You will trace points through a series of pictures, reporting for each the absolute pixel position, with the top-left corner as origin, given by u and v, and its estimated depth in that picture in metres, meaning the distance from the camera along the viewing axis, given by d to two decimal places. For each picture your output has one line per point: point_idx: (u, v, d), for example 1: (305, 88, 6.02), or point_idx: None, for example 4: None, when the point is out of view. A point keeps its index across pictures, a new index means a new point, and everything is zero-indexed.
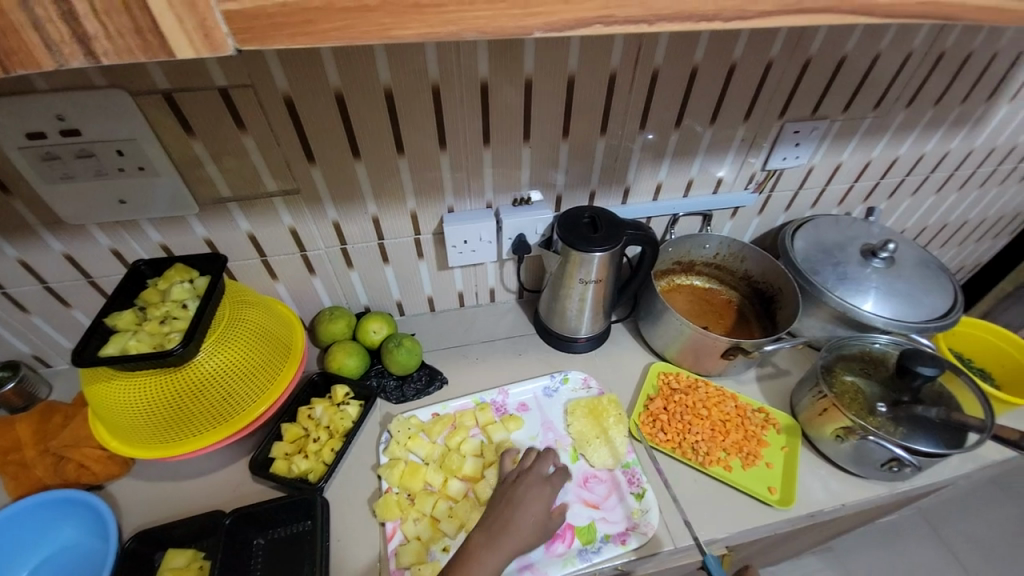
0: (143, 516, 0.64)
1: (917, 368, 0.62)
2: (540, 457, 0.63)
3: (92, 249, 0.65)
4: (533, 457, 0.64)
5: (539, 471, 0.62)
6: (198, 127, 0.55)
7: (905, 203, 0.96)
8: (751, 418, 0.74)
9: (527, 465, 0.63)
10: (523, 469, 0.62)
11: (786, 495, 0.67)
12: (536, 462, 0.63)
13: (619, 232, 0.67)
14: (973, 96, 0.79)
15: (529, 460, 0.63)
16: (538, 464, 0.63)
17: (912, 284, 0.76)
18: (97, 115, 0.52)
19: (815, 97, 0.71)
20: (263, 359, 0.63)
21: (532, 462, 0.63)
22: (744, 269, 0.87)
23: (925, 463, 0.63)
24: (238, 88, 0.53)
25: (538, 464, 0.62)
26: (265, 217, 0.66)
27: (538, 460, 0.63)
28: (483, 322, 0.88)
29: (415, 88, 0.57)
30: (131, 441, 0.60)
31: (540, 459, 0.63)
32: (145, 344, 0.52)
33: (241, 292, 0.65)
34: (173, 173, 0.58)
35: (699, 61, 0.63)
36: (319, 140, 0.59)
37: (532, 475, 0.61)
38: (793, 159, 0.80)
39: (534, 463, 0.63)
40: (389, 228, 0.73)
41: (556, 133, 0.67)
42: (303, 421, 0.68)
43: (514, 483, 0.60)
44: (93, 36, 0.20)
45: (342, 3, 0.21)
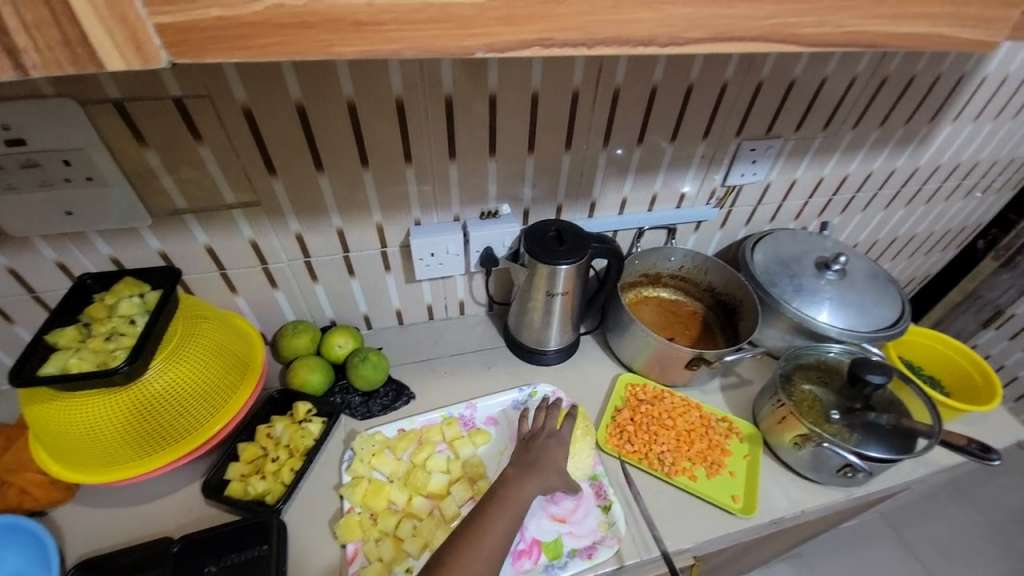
0: (87, 544, 0.61)
1: (866, 376, 0.64)
2: (548, 412, 0.70)
3: (36, 263, 0.62)
4: (543, 414, 0.70)
5: (552, 425, 0.68)
6: (151, 138, 0.54)
7: (856, 218, 1.01)
8: (715, 427, 0.76)
9: (543, 423, 0.68)
10: (540, 428, 0.68)
11: (748, 503, 0.68)
12: (549, 416, 0.69)
13: (584, 245, 0.68)
14: (914, 118, 0.84)
15: (543, 419, 0.69)
16: (550, 421, 0.69)
17: (863, 295, 0.80)
18: (42, 124, 0.50)
19: (768, 117, 0.75)
20: (219, 376, 0.61)
21: (548, 420, 0.69)
22: (707, 282, 0.89)
23: (877, 468, 0.65)
24: (194, 98, 0.51)
25: (549, 418, 0.69)
26: (224, 230, 0.65)
27: (550, 416, 0.69)
28: (453, 335, 0.88)
29: (379, 102, 0.57)
30: (72, 466, 0.57)
31: (550, 415, 0.69)
32: (88, 363, 0.50)
33: (196, 306, 0.63)
34: (124, 184, 0.56)
35: (658, 80, 0.65)
36: (281, 151, 0.58)
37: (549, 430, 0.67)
38: (751, 176, 0.83)
39: (545, 419, 0.69)
40: (355, 241, 0.72)
41: (523, 148, 0.68)
42: (261, 440, 0.66)
43: (536, 442, 0.65)
44: (19, 48, 0.19)
45: (280, 19, 0.21)
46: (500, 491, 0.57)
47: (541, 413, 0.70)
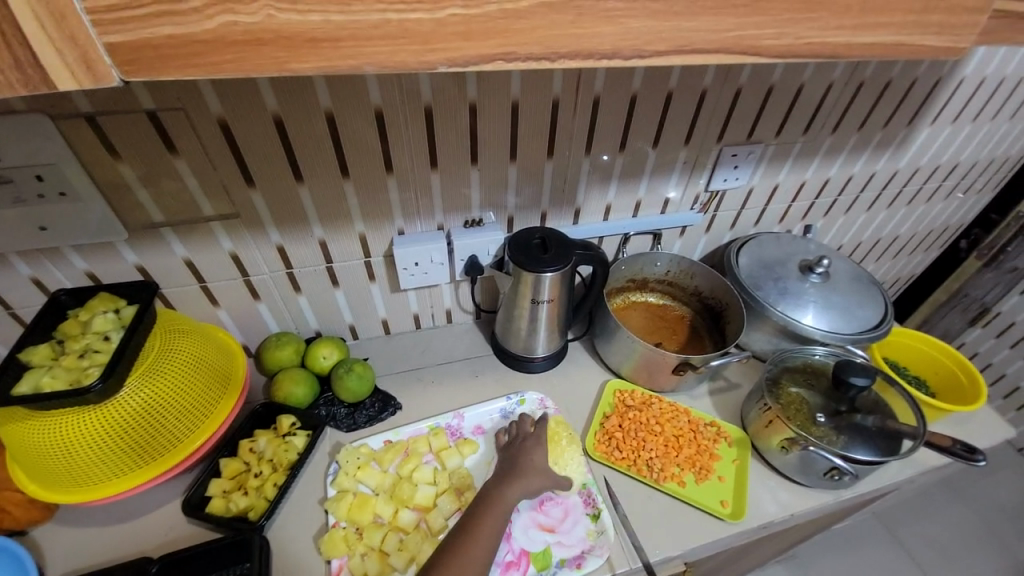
0: (66, 564, 0.59)
1: (850, 378, 0.64)
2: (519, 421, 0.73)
3: (11, 279, 0.61)
4: (516, 423, 0.73)
5: (526, 431, 0.71)
6: (125, 151, 0.53)
7: (839, 221, 1.02)
8: (703, 432, 0.76)
9: (519, 430, 0.72)
10: (516, 436, 0.71)
11: (737, 508, 0.68)
12: (523, 423, 0.73)
13: (568, 252, 0.68)
14: (893, 121, 0.85)
15: (518, 427, 0.72)
16: (524, 427, 0.72)
17: (846, 298, 0.80)
18: (12, 139, 0.49)
19: (748, 122, 0.75)
20: (198, 391, 0.60)
21: (524, 426, 0.72)
22: (694, 286, 0.89)
23: (863, 471, 0.65)
24: (168, 111, 0.51)
25: (522, 426, 0.72)
26: (204, 243, 0.64)
27: (524, 423, 0.73)
28: (440, 343, 0.87)
29: (357, 113, 0.57)
30: (47, 487, 0.56)
31: (523, 421, 0.73)
32: (60, 381, 0.49)
33: (175, 320, 0.62)
34: (99, 198, 0.55)
35: (638, 88, 0.65)
36: (259, 163, 0.58)
37: (526, 436, 0.70)
38: (733, 180, 0.84)
39: (519, 427, 0.72)
40: (338, 251, 0.71)
41: (504, 157, 0.68)
42: (244, 455, 0.65)
43: (515, 448, 0.68)
44: None
45: (233, 36, 0.21)
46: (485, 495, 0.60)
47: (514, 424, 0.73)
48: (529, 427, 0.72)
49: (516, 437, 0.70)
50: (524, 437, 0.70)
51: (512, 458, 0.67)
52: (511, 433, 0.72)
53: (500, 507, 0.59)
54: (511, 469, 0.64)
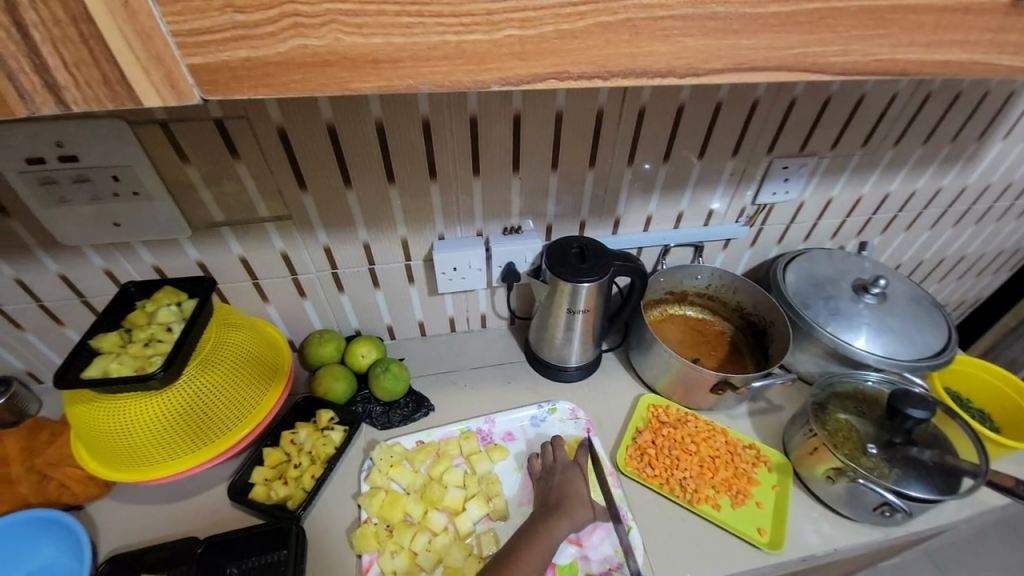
0: (119, 539, 0.64)
1: (907, 410, 0.60)
2: (554, 446, 0.71)
3: (86, 269, 0.66)
4: (550, 448, 0.71)
5: (562, 458, 0.69)
6: (192, 154, 0.57)
7: (899, 238, 0.96)
8: (741, 454, 0.73)
9: (554, 457, 0.69)
10: (553, 463, 0.69)
11: (776, 537, 0.65)
12: (557, 449, 0.70)
13: (606, 263, 0.68)
14: (961, 135, 0.79)
15: (552, 453, 0.70)
16: (560, 454, 0.69)
17: (905, 321, 0.75)
18: (95, 142, 0.54)
19: (803, 133, 0.72)
20: (247, 382, 0.63)
21: (558, 453, 0.70)
22: (736, 301, 0.86)
23: (918, 509, 0.61)
24: (233, 119, 0.54)
25: (558, 452, 0.69)
26: (257, 242, 0.68)
27: (561, 449, 0.70)
28: (473, 348, 0.88)
29: (406, 121, 0.59)
30: (109, 464, 0.60)
31: (557, 448, 0.70)
32: (127, 367, 0.52)
33: (228, 314, 0.66)
34: (165, 197, 0.59)
35: (686, 98, 0.64)
36: (312, 168, 0.61)
37: (561, 465, 0.68)
38: (783, 194, 0.80)
39: (554, 454, 0.70)
40: (380, 254, 0.74)
41: (546, 165, 0.68)
42: (285, 446, 0.68)
43: (555, 478, 0.66)
44: (62, 85, 0.21)
45: (301, 58, 0.22)
46: (525, 541, 0.59)
47: (548, 448, 0.71)
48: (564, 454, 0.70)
49: (551, 465, 0.68)
50: (561, 466, 0.68)
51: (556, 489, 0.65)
52: (546, 458, 0.70)
53: (527, 549, 0.58)
54: (540, 508, 0.63)
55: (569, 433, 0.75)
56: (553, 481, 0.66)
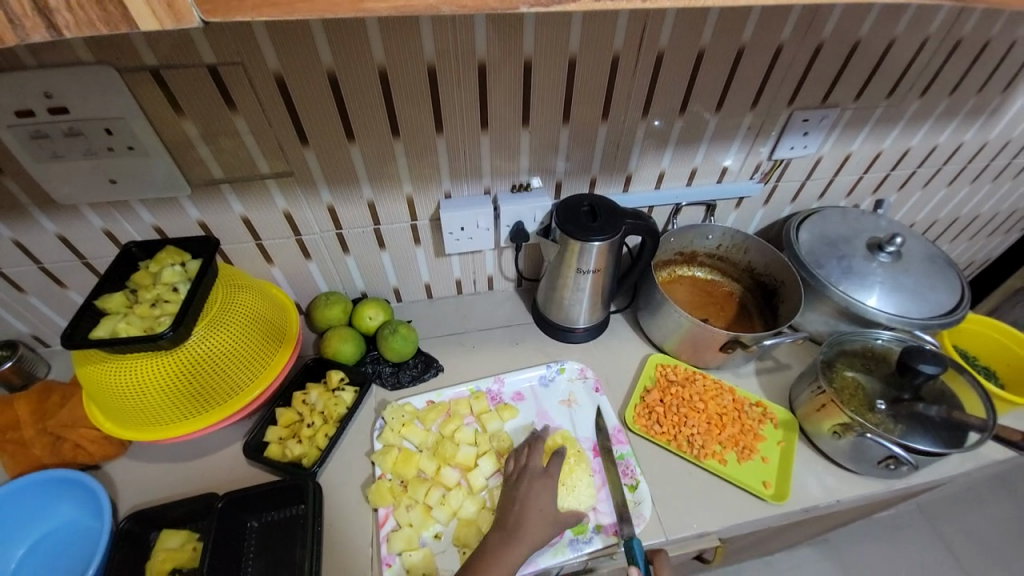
0: (140, 496, 0.65)
1: (918, 366, 0.60)
2: (530, 449, 0.66)
3: (84, 230, 0.64)
4: (525, 450, 0.66)
5: (535, 465, 0.64)
6: (188, 106, 0.54)
7: (915, 196, 0.93)
8: (748, 412, 0.74)
9: (526, 461, 0.65)
10: (523, 466, 0.64)
11: (781, 489, 0.66)
12: (531, 454, 0.65)
13: (618, 222, 0.66)
14: (989, 86, 0.76)
15: (527, 456, 0.65)
16: (533, 460, 0.65)
17: (918, 280, 0.74)
18: (84, 93, 0.51)
19: (826, 83, 0.69)
20: (257, 344, 0.63)
21: (534, 458, 0.65)
22: (747, 261, 0.85)
23: (923, 462, 0.62)
24: (227, 66, 0.51)
25: (531, 457, 0.65)
26: (259, 201, 0.66)
27: (536, 454, 0.65)
28: (481, 310, 0.87)
29: (410, 68, 0.55)
30: (124, 424, 0.60)
31: (533, 451, 0.66)
32: (135, 327, 0.52)
33: (234, 275, 0.65)
34: (163, 153, 0.57)
35: (706, 43, 0.60)
36: (313, 122, 0.58)
37: (529, 470, 0.63)
38: (801, 149, 0.77)
39: (528, 458, 0.65)
40: (385, 213, 0.72)
41: (557, 119, 0.65)
42: (298, 406, 0.69)
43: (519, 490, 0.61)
44: (50, 6, 0.19)
45: None
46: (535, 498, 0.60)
47: (524, 448, 0.67)
48: (539, 460, 0.65)
49: (517, 468, 0.64)
50: (529, 471, 0.63)
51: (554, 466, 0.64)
52: (518, 461, 0.65)
53: (537, 503, 0.59)
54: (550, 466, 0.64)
55: (578, 392, 0.76)
56: (512, 488, 0.62)
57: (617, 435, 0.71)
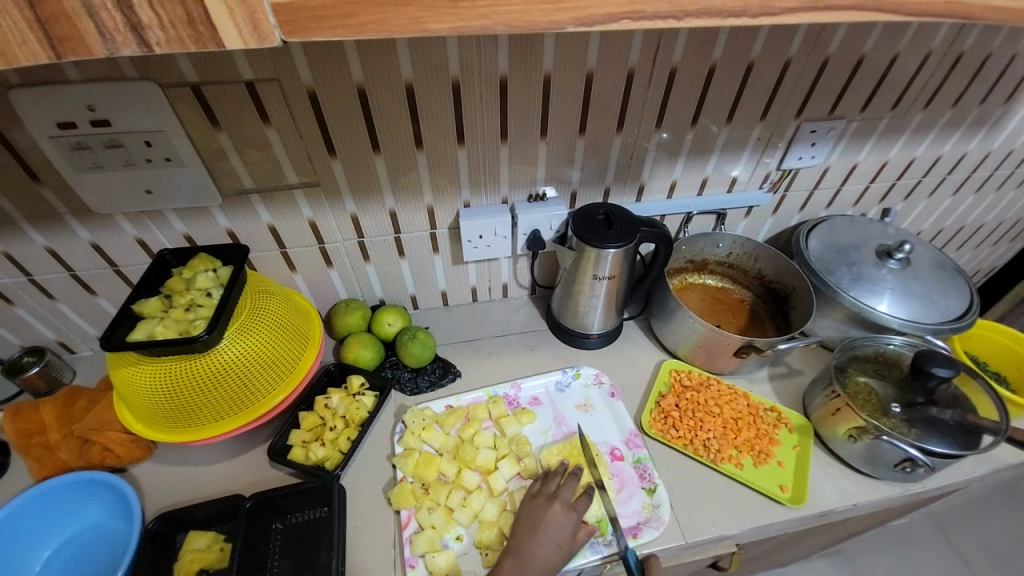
0: (165, 499, 0.66)
1: (931, 369, 0.62)
2: (563, 480, 0.63)
3: (117, 238, 0.67)
4: (557, 480, 0.63)
5: (565, 495, 0.61)
6: (224, 119, 0.57)
7: (920, 205, 0.95)
8: (763, 417, 0.75)
9: (555, 488, 0.62)
10: (547, 485, 0.63)
11: (798, 493, 0.67)
12: (564, 485, 0.62)
13: (633, 229, 0.68)
14: (991, 99, 0.78)
15: (557, 484, 0.63)
16: (564, 490, 0.62)
17: (927, 285, 0.76)
18: (126, 107, 0.53)
19: (833, 96, 0.71)
20: (283, 348, 0.64)
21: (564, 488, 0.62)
22: (757, 269, 0.86)
23: (939, 464, 0.62)
24: (263, 81, 0.54)
25: (563, 489, 0.61)
26: (286, 209, 0.68)
27: (569, 488, 0.62)
28: (496, 317, 0.89)
29: (434, 82, 0.58)
30: (153, 425, 0.62)
31: (565, 484, 0.62)
32: (171, 331, 0.54)
33: (262, 282, 0.67)
34: (198, 164, 0.60)
35: (717, 58, 0.63)
36: (341, 133, 0.60)
37: (558, 499, 0.60)
38: (809, 159, 0.80)
39: (558, 487, 0.62)
40: (405, 222, 0.74)
41: (573, 131, 0.67)
42: (320, 410, 0.70)
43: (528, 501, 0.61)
44: (145, 25, 0.21)
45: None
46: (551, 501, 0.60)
47: (556, 477, 0.64)
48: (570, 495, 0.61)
49: (543, 491, 0.62)
50: (558, 500, 0.60)
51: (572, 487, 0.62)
52: (546, 484, 0.63)
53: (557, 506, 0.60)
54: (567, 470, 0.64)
55: (593, 396, 0.77)
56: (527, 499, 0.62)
57: (634, 439, 0.72)
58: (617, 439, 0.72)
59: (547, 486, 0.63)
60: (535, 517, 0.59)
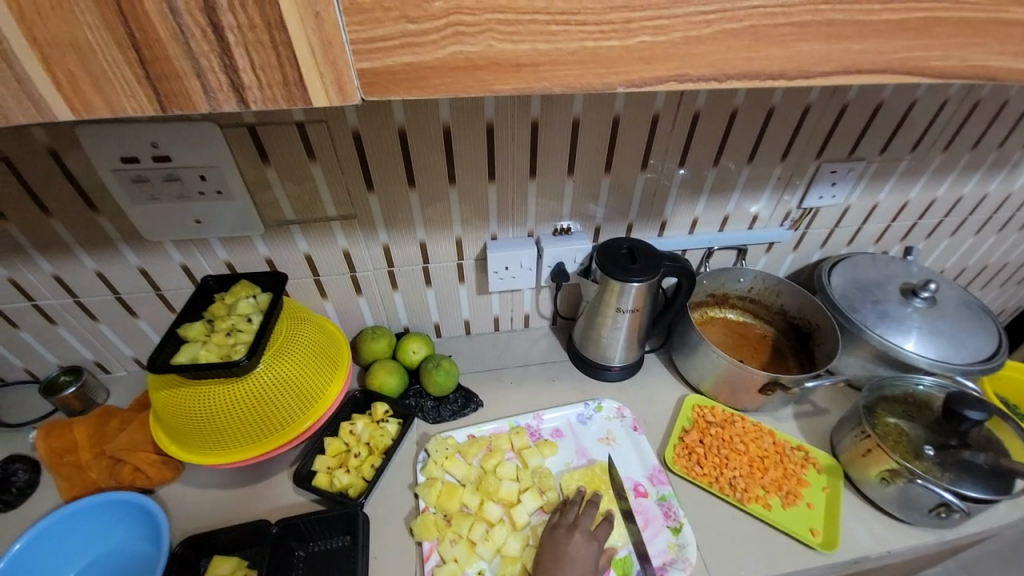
0: (191, 522, 0.67)
1: (963, 412, 0.61)
2: (582, 509, 0.64)
3: (163, 263, 0.70)
4: (575, 509, 0.65)
5: (585, 524, 0.62)
6: (273, 156, 0.60)
7: (943, 244, 0.95)
8: (789, 456, 0.73)
9: (576, 517, 0.63)
10: (569, 517, 0.63)
11: (829, 538, 0.65)
12: (584, 514, 0.64)
13: (657, 264, 0.69)
14: (1011, 142, 0.79)
15: (576, 513, 0.64)
16: (584, 519, 0.63)
17: (955, 325, 0.75)
18: (186, 144, 0.57)
19: (852, 139, 0.73)
20: (314, 375, 0.66)
21: (584, 518, 0.63)
22: (779, 304, 0.87)
23: (976, 510, 0.60)
24: (313, 123, 0.58)
25: (582, 518, 0.63)
26: (322, 239, 0.71)
27: (588, 515, 0.63)
28: (517, 347, 0.90)
29: (470, 124, 0.61)
30: (186, 447, 0.63)
31: (585, 513, 0.64)
32: (213, 355, 0.56)
33: (296, 308, 0.69)
34: (245, 196, 0.63)
35: (739, 104, 0.66)
36: (380, 170, 0.64)
37: (579, 528, 0.62)
38: (829, 198, 0.81)
39: (577, 517, 0.63)
40: (434, 253, 0.76)
41: (599, 169, 0.70)
42: (344, 436, 0.71)
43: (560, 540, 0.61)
44: (247, 86, 0.24)
45: (454, 63, 0.25)
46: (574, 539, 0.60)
47: (573, 506, 0.65)
48: (590, 523, 0.63)
49: (563, 521, 0.63)
50: (579, 530, 0.61)
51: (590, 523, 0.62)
52: (565, 515, 0.64)
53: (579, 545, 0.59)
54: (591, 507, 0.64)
55: (617, 431, 0.76)
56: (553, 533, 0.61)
57: (657, 475, 0.71)
58: (641, 475, 0.71)
59: (571, 514, 0.64)
60: (561, 554, 0.59)
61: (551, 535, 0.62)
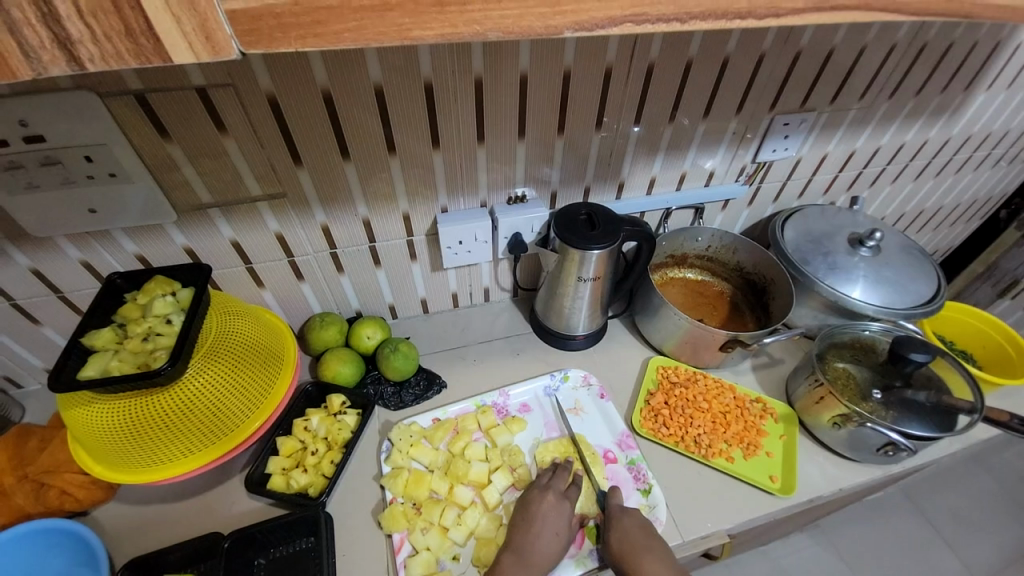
0: (138, 541, 0.61)
1: (908, 354, 0.63)
2: (553, 472, 0.65)
3: (62, 262, 0.61)
4: (548, 474, 0.65)
5: (557, 486, 0.63)
6: (173, 129, 0.52)
7: (885, 190, 0.98)
8: (749, 408, 0.76)
9: (550, 481, 0.64)
10: (545, 484, 0.64)
11: (787, 483, 0.68)
12: (555, 476, 0.64)
13: (616, 229, 0.66)
14: (952, 86, 0.81)
15: (550, 479, 0.64)
16: (558, 481, 0.64)
17: (898, 271, 0.78)
18: (61, 119, 0.48)
19: (805, 88, 0.72)
20: (255, 373, 0.60)
21: (557, 482, 0.64)
22: (736, 261, 0.87)
23: (919, 446, 0.64)
24: (217, 87, 0.49)
25: (554, 479, 0.64)
26: (250, 223, 0.63)
27: (561, 476, 0.64)
28: (479, 323, 0.87)
29: (405, 84, 0.55)
30: (114, 466, 0.57)
31: (556, 475, 0.64)
32: (128, 364, 0.49)
33: (228, 302, 0.62)
34: (147, 178, 0.54)
35: (694, 54, 0.62)
36: (305, 139, 0.56)
37: (551, 490, 0.62)
38: (782, 151, 0.81)
39: (550, 479, 0.64)
40: (380, 230, 0.70)
41: (552, 130, 0.65)
42: (299, 434, 0.66)
43: (534, 512, 0.60)
44: (75, 39, 0.18)
45: (359, 1, 0.20)
46: (548, 515, 0.60)
47: (547, 474, 0.65)
48: (563, 484, 0.64)
49: (536, 483, 0.64)
50: (550, 490, 0.62)
51: (561, 494, 0.63)
52: (536, 481, 0.64)
53: (551, 517, 0.60)
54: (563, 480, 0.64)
55: (583, 399, 0.76)
56: (527, 507, 0.61)
57: (626, 440, 0.71)
58: (609, 441, 0.72)
59: (546, 480, 0.64)
60: (536, 527, 0.58)
61: (519, 502, 0.62)
